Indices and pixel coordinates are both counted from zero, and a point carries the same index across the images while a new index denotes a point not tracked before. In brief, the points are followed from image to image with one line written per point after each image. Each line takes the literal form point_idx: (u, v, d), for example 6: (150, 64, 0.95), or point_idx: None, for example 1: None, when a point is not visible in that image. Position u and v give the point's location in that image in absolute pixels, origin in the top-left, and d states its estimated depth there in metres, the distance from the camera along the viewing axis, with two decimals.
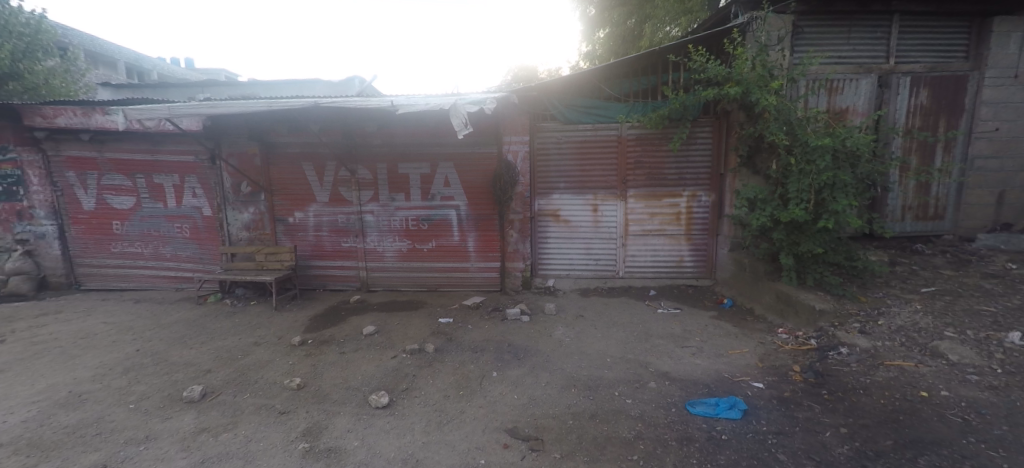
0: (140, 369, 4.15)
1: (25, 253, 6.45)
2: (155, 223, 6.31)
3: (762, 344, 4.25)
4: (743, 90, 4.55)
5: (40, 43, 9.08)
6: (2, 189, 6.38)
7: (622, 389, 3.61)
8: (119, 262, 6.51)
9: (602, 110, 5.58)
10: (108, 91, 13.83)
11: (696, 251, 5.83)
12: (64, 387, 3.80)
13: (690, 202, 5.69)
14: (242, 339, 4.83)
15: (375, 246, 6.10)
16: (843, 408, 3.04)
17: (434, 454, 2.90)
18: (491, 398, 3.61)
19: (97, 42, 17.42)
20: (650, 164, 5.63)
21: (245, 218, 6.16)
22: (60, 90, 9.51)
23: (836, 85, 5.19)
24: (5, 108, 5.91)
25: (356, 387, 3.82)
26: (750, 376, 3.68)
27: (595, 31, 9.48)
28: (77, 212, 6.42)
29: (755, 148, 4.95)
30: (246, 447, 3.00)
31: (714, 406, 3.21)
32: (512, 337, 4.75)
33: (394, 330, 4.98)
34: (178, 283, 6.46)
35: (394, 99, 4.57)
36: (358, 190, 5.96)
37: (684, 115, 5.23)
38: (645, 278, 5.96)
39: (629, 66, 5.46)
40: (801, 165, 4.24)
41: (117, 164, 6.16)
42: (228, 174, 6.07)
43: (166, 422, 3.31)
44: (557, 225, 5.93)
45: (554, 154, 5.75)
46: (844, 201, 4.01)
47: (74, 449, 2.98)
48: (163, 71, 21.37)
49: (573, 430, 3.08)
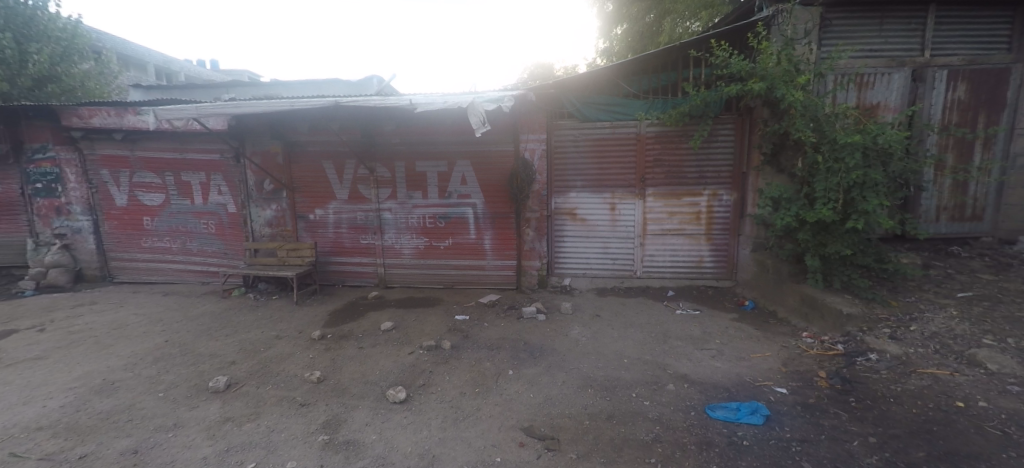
0: (169, 359, 4.29)
1: (63, 247, 6.77)
2: (183, 219, 6.52)
3: (785, 348, 4.13)
4: (767, 86, 4.42)
5: (76, 46, 9.50)
6: (43, 186, 6.71)
7: (640, 391, 3.56)
8: (149, 257, 6.75)
9: (621, 107, 5.50)
10: (138, 92, 14.31)
11: (717, 251, 5.70)
12: (99, 374, 3.97)
13: (710, 201, 5.56)
14: (265, 332, 4.95)
15: (393, 243, 6.17)
16: (872, 417, 2.93)
17: (450, 450, 2.91)
18: (507, 396, 3.61)
19: (128, 45, 18.06)
20: (670, 162, 5.53)
21: (268, 214, 6.31)
22: (94, 91, 9.91)
23: (867, 80, 4.99)
24: (46, 110, 6.20)
25: (374, 382, 3.87)
26: (773, 380, 3.58)
27: (613, 27, 9.33)
28: (111, 208, 6.68)
29: (780, 146, 4.82)
30: (268, 437, 3.08)
31: (735, 410, 3.14)
32: (528, 335, 4.74)
33: (411, 326, 5.03)
34: (204, 277, 6.66)
35: (412, 97, 4.61)
36: (376, 188, 6.03)
37: (705, 111, 5.11)
38: (664, 278, 5.87)
39: (648, 62, 5.36)
40: (829, 163, 4.10)
41: (148, 162, 6.38)
42: (252, 172, 6.22)
43: (193, 411, 3.43)
44: (574, 224, 5.88)
45: (571, 152, 5.70)
46: (875, 201, 3.86)
47: (108, 434, 3.11)
48: (190, 72, 22.02)
49: (590, 430, 3.06)
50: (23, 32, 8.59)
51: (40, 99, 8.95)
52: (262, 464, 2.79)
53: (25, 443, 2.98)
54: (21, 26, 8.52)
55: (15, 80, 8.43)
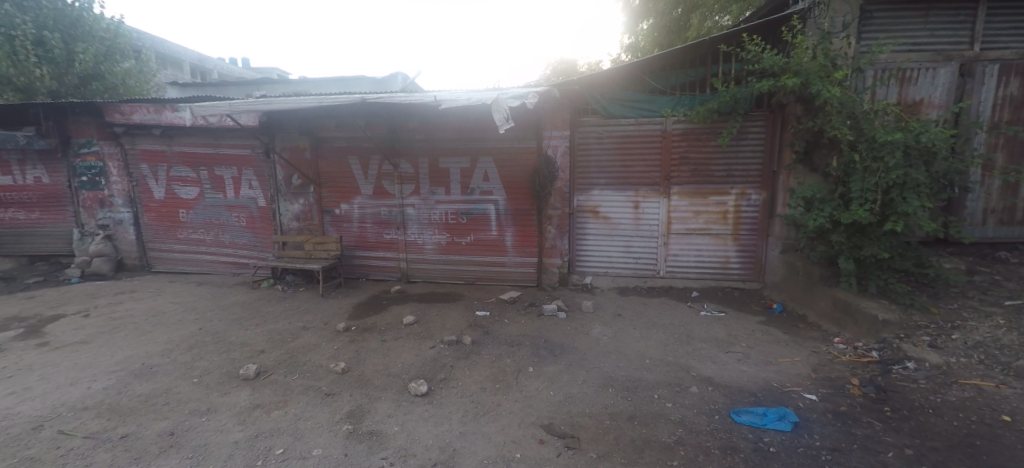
0: (203, 346, 4.47)
1: (105, 237, 7.11)
2: (215, 212, 6.76)
3: (815, 354, 4.00)
4: (801, 82, 4.26)
5: (118, 46, 9.91)
6: (88, 179, 7.07)
7: (662, 393, 3.51)
8: (184, 248, 7.02)
9: (647, 104, 5.39)
10: (175, 89, 14.91)
11: (744, 252, 5.55)
12: (138, 359, 4.17)
13: (738, 200, 5.41)
14: (292, 323, 5.09)
15: (415, 238, 6.24)
16: (908, 428, 2.81)
17: (470, 445, 2.94)
18: (527, 393, 3.61)
19: (167, 44, 18.84)
20: (697, 160, 5.41)
21: (295, 208, 6.47)
22: (135, 89, 10.36)
23: (909, 75, 4.75)
24: (91, 106, 6.52)
25: (396, 374, 3.94)
26: (802, 386, 3.47)
27: (639, 22, 9.15)
28: (149, 201, 6.98)
29: (814, 144, 4.65)
30: (295, 425, 3.17)
31: (762, 416, 3.06)
32: (548, 333, 4.73)
33: (432, 321, 5.09)
34: (235, 269, 6.90)
35: (437, 94, 4.65)
36: (400, 183, 6.10)
37: (734, 108, 4.97)
38: (688, 278, 5.75)
39: (676, 57, 5.25)
40: (866, 162, 3.93)
41: (184, 157, 6.63)
42: (281, 167, 6.39)
43: (225, 397, 3.56)
44: (596, 221, 5.82)
45: (594, 149, 5.63)
46: (916, 202, 3.68)
47: (146, 416, 3.26)
48: (223, 70, 22.82)
49: (611, 430, 3.03)
50: (71, 32, 9.09)
51: (85, 96, 9.47)
52: (289, 451, 2.87)
53: (72, 422, 3.16)
54: (69, 27, 9.02)
55: (62, 78, 8.98)
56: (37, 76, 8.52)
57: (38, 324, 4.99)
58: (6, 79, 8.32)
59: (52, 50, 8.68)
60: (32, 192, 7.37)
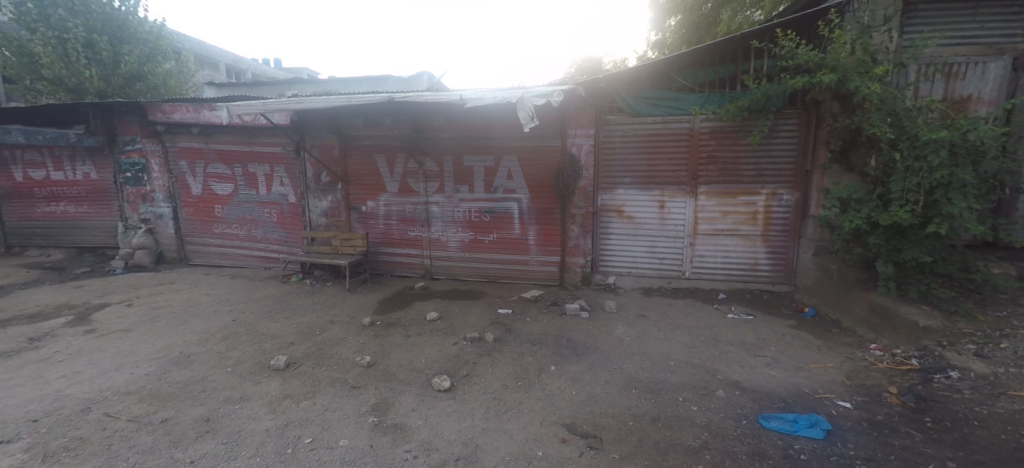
0: (236, 337, 4.64)
1: (147, 231, 7.46)
2: (249, 208, 7.00)
3: (850, 360, 3.85)
4: (839, 78, 4.12)
5: (160, 47, 10.34)
6: (132, 176, 7.42)
7: (687, 395, 3.45)
8: (219, 242, 7.30)
9: (674, 102, 5.30)
10: (212, 89, 15.53)
11: (774, 253, 5.39)
12: (176, 347, 4.36)
13: (769, 201, 5.26)
14: (320, 316, 5.23)
15: (439, 236, 6.31)
16: (951, 440, 2.68)
17: (492, 441, 2.96)
18: (549, 391, 3.60)
19: (204, 46, 19.64)
20: (726, 159, 5.28)
21: (324, 205, 6.63)
22: (175, 89, 10.71)
23: (956, 70, 4.52)
24: (136, 106, 6.85)
25: (420, 369, 3.99)
26: (835, 393, 3.35)
27: (666, 18, 8.99)
28: (188, 197, 7.27)
29: (851, 143, 4.48)
30: (323, 415, 3.26)
31: (792, 423, 2.97)
32: (571, 332, 4.71)
33: (455, 317, 5.14)
34: (267, 263, 7.12)
35: (463, 92, 4.68)
36: (425, 181, 6.18)
37: (766, 106, 4.83)
38: (714, 280, 5.63)
39: (705, 53, 5.14)
40: (908, 161, 3.77)
41: (220, 155, 6.89)
42: (311, 164, 6.57)
43: (257, 386, 3.68)
44: (620, 221, 5.75)
45: (620, 148, 5.56)
46: (962, 204, 3.50)
47: (184, 402, 3.41)
48: (256, 70, 23.62)
49: (634, 432, 3.00)
50: (118, 35, 9.60)
51: (130, 96, 9.93)
52: (317, 440, 2.95)
53: (117, 405, 3.33)
54: (115, 30, 9.51)
55: (109, 78, 9.49)
56: (86, 77, 9.11)
57: (86, 312, 5.28)
58: (60, 81, 8.99)
59: (100, 52, 9.23)
60: (81, 187, 7.80)
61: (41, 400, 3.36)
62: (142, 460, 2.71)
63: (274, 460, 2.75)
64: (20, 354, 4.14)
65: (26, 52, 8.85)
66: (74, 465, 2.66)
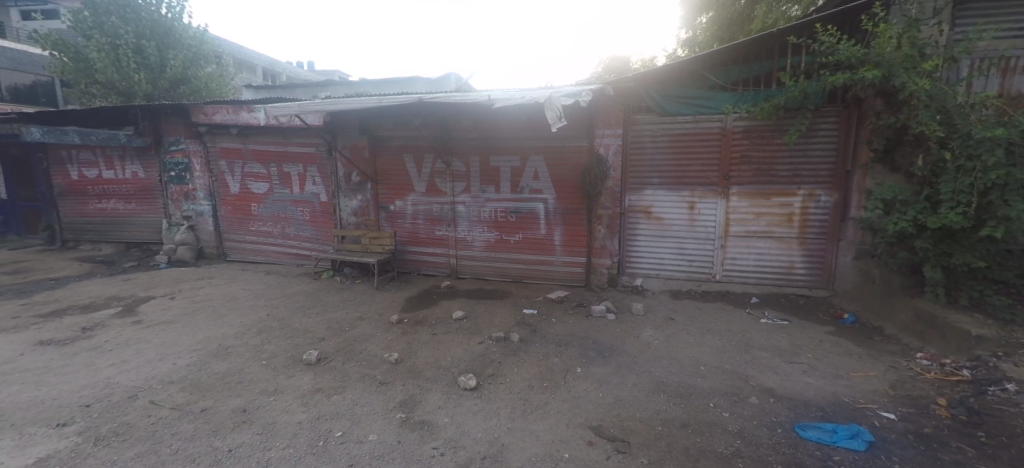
0: (271, 331, 4.80)
1: (189, 227, 7.80)
2: (283, 206, 7.22)
3: (893, 369, 3.66)
4: (883, 74, 3.96)
5: (202, 52, 10.82)
6: (176, 175, 7.78)
7: (718, 401, 3.36)
8: (254, 239, 7.56)
9: (706, 100, 5.19)
10: (250, 92, 16.16)
11: (811, 257, 5.19)
12: (215, 339, 4.54)
13: (806, 202, 5.08)
14: (350, 312, 5.35)
15: (465, 235, 6.36)
16: (1007, 456, 2.52)
17: (519, 440, 2.95)
18: (575, 393, 3.57)
19: (242, 50, 20.47)
20: (759, 159, 5.13)
21: (354, 204, 6.78)
22: (216, 92, 11.15)
23: (1015, 64, 4.24)
24: (180, 108, 7.18)
25: (446, 367, 4.03)
26: (878, 404, 3.20)
27: (698, 15, 8.77)
28: (226, 195, 7.56)
29: (896, 141, 4.28)
30: (354, 409, 3.33)
31: (831, 433, 2.85)
32: (597, 334, 4.66)
33: (480, 316, 5.17)
34: (299, 260, 7.33)
35: (491, 93, 4.71)
36: (452, 181, 6.24)
37: (803, 103, 4.67)
38: (746, 283, 5.47)
39: (740, 50, 5.01)
40: (960, 161, 3.58)
41: (257, 155, 7.14)
42: (342, 164, 6.72)
43: (290, 379, 3.80)
44: (648, 222, 5.65)
45: (648, 147, 5.48)
46: (1021, 206, 3.27)
47: (222, 392, 3.55)
48: (290, 73, 24.42)
49: (663, 437, 2.94)
50: (165, 41, 10.11)
51: (175, 99, 10.43)
52: (347, 434, 3.01)
53: (161, 393, 3.49)
54: (162, 36, 10.04)
55: (156, 82, 10.02)
56: (135, 81, 9.67)
57: (133, 304, 5.58)
58: (112, 84, 9.59)
59: (148, 57, 9.78)
60: (130, 185, 8.24)
61: (93, 387, 3.56)
62: (184, 447, 2.83)
63: (307, 451, 2.82)
64: (75, 342, 4.41)
65: (83, 58, 9.51)
66: (124, 449, 2.80)
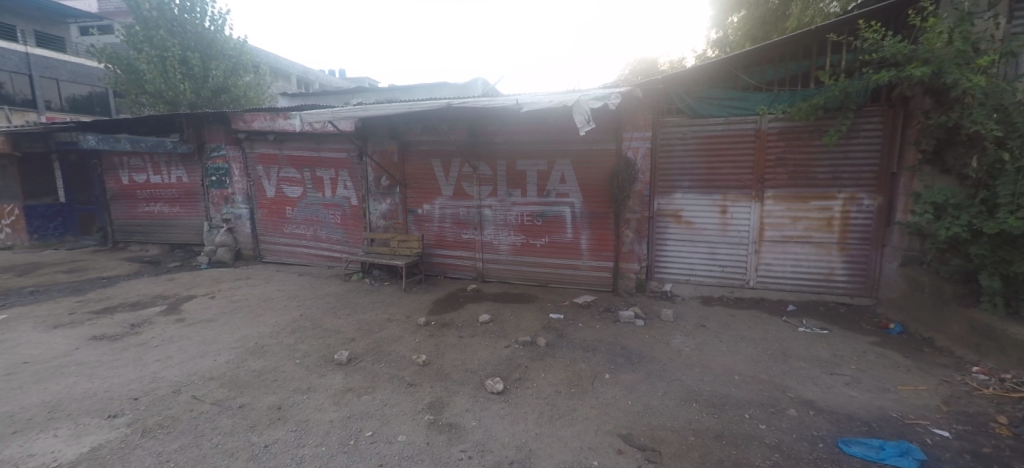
0: (304, 331, 4.93)
1: (228, 230, 8.13)
2: (315, 210, 7.45)
3: (946, 384, 3.44)
4: (933, 71, 3.76)
5: (242, 62, 11.34)
6: (216, 180, 8.13)
7: (754, 413, 3.23)
8: (288, 241, 7.80)
9: (739, 101, 5.06)
10: (285, 100, 16.83)
11: (852, 263, 4.96)
12: (252, 338, 4.70)
13: (847, 206, 4.86)
14: (378, 314, 5.44)
15: (491, 239, 6.38)
16: None
17: (547, 447, 2.92)
18: (604, 400, 3.51)
19: (278, 59, 21.37)
20: (796, 161, 4.95)
21: (383, 208, 6.92)
22: (254, 100, 11.63)
23: None
24: (221, 116, 7.52)
25: (474, 370, 4.04)
26: (929, 420, 3.01)
27: (729, 14, 8.57)
28: (263, 199, 7.85)
29: (947, 142, 4.05)
30: (383, 410, 3.37)
31: (878, 450, 2.69)
32: (625, 340, 4.57)
33: (507, 320, 5.16)
34: (330, 262, 7.53)
35: (519, 97, 4.71)
36: (479, 185, 6.28)
37: (844, 103, 4.49)
38: (782, 290, 5.27)
39: (776, 49, 4.86)
40: (1020, 161, 3.35)
41: (292, 160, 7.38)
42: (372, 169, 6.88)
43: (322, 378, 3.89)
44: (678, 226, 5.53)
45: (678, 150, 5.37)
46: None
47: (258, 390, 3.66)
48: (323, 81, 25.24)
49: (696, 448, 2.85)
50: (207, 52, 10.65)
51: (217, 107, 10.93)
52: (377, 434, 3.05)
53: (202, 389, 3.63)
54: (206, 47, 10.58)
55: (199, 91, 10.54)
56: (180, 91, 10.21)
57: (177, 302, 5.85)
58: (160, 94, 10.16)
59: (193, 68, 10.31)
60: (175, 189, 8.67)
61: (141, 381, 3.73)
62: (223, 442, 2.93)
63: (339, 450, 2.87)
64: (124, 338, 4.64)
65: (134, 70, 10.11)
66: (168, 441, 2.92)
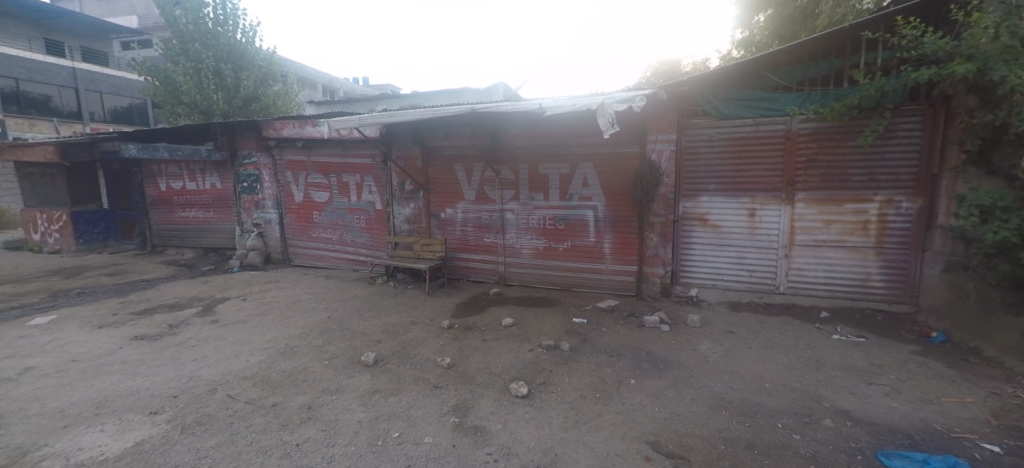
0: (332, 333, 5.04)
1: (258, 234, 8.37)
2: (341, 214, 7.61)
3: (995, 396, 3.27)
4: (978, 67, 3.61)
5: (272, 72, 11.73)
6: (247, 186, 8.39)
7: (787, 422, 3.13)
8: (315, 245, 7.99)
9: (768, 102, 4.94)
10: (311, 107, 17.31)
11: (890, 268, 4.77)
12: (282, 339, 4.82)
13: (883, 209, 4.68)
14: (403, 317, 5.51)
15: (513, 242, 6.39)
16: None
17: (573, 452, 2.90)
18: (630, 405, 3.47)
19: (304, 68, 21.97)
20: (828, 163, 4.80)
21: (407, 212, 7.01)
22: (283, 108, 12.00)
23: None
24: (253, 124, 7.77)
25: (498, 374, 4.04)
26: (978, 434, 2.86)
27: (756, 13, 8.37)
28: (291, 204, 8.06)
29: (994, 141, 3.86)
30: (410, 411, 3.41)
31: (922, 464, 2.58)
32: (651, 345, 4.50)
33: (530, 324, 5.15)
34: (356, 265, 7.68)
35: (542, 101, 4.71)
36: (501, 189, 6.30)
37: (881, 102, 4.33)
38: (815, 296, 5.11)
39: (806, 48, 4.74)
40: None
41: (319, 166, 7.57)
42: (396, 174, 6.99)
43: (350, 380, 3.95)
44: (704, 230, 5.43)
45: (704, 152, 5.28)
46: None
47: (290, 389, 3.76)
48: (347, 88, 25.82)
49: (727, 457, 2.78)
50: (239, 63, 11.06)
51: (248, 116, 11.32)
52: (404, 435, 3.08)
53: (236, 388, 3.74)
54: (237, 59, 11.00)
55: (231, 101, 10.94)
56: (214, 101, 10.62)
57: (210, 304, 6.05)
58: (195, 104, 10.60)
59: (225, 79, 10.73)
60: (209, 195, 9.00)
61: (179, 379, 3.88)
62: (257, 439, 3.01)
63: (367, 450, 2.92)
64: (163, 338, 4.83)
65: (171, 81, 10.58)
66: (206, 438, 3.02)
